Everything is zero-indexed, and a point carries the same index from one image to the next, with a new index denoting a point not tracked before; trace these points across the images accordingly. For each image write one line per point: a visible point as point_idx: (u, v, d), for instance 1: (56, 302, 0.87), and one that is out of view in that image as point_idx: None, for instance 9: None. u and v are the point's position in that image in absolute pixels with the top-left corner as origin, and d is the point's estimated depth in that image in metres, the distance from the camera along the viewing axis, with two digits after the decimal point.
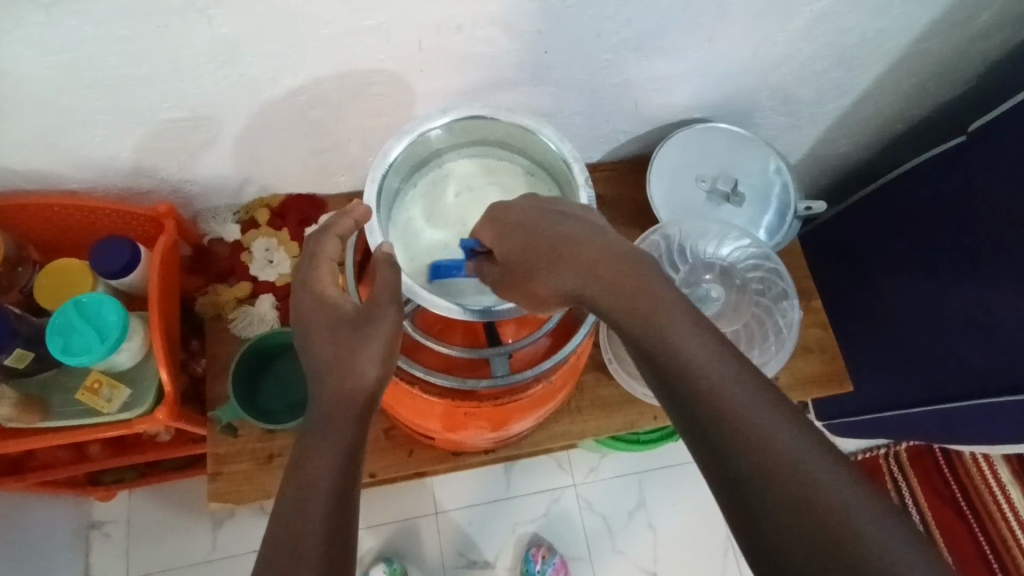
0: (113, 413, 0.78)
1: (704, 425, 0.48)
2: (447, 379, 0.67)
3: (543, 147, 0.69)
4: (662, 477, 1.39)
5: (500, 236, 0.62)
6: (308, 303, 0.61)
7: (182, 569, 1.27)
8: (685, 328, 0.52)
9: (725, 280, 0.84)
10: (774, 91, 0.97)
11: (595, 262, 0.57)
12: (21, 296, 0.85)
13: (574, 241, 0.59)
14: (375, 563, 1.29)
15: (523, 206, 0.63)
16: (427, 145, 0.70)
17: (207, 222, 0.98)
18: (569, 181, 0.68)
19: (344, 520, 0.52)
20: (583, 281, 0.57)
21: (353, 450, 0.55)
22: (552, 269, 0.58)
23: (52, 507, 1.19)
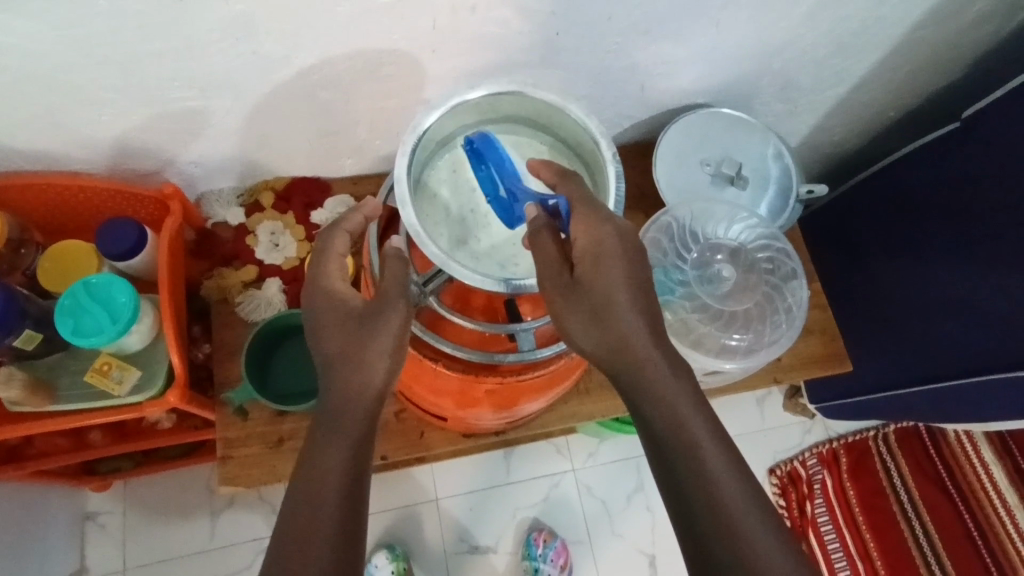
0: (123, 396, 0.76)
1: (695, 520, 0.54)
2: (472, 354, 0.67)
3: (569, 124, 0.65)
4: None
5: (597, 265, 0.54)
6: (318, 298, 0.60)
7: (181, 559, 1.26)
8: (707, 433, 0.55)
9: (735, 260, 0.86)
10: (774, 76, 0.99)
11: (642, 353, 0.55)
12: (25, 279, 0.83)
13: (636, 323, 0.55)
14: (376, 550, 1.29)
15: (622, 249, 0.55)
16: (449, 125, 0.66)
17: (211, 205, 0.96)
18: (596, 160, 0.64)
19: (354, 517, 0.56)
20: (623, 361, 0.55)
21: (362, 440, 0.58)
22: (609, 333, 0.55)
23: (46, 497, 1.17)
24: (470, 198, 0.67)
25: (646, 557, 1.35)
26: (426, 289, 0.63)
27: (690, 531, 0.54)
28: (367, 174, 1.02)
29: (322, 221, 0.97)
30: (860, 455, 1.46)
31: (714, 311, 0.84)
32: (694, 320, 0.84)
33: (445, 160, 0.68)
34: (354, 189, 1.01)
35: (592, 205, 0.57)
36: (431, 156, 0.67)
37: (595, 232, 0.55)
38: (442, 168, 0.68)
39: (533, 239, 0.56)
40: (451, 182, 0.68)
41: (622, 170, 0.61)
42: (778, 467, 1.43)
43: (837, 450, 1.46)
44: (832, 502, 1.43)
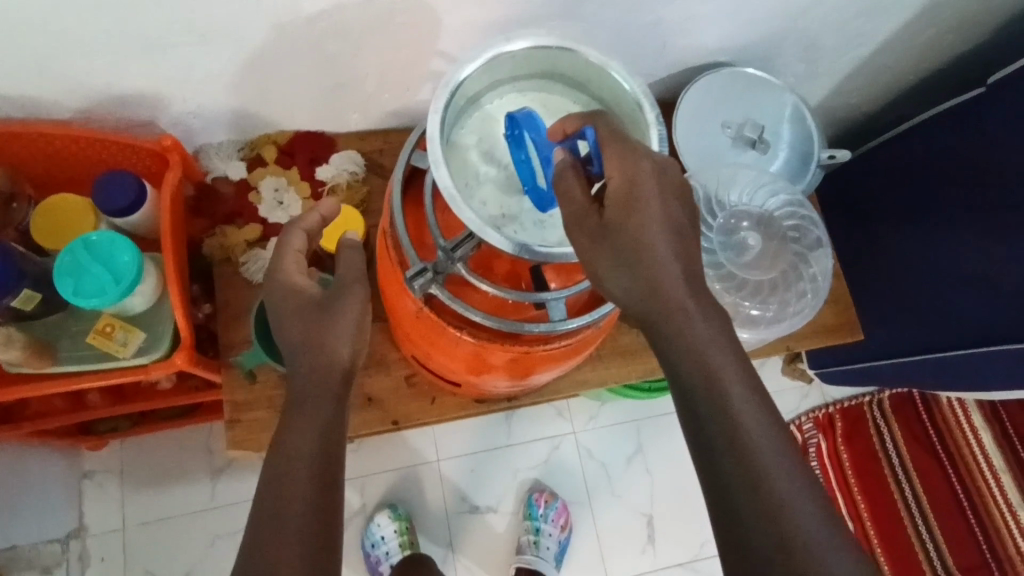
0: (128, 357, 0.74)
1: (725, 477, 0.52)
2: (502, 324, 0.65)
3: (610, 85, 0.61)
4: (660, 424, 1.42)
5: (630, 208, 0.52)
6: (277, 291, 0.64)
7: (181, 518, 1.25)
8: (741, 384, 0.53)
9: (762, 228, 0.84)
10: (799, 35, 0.95)
11: (679, 303, 0.53)
12: (18, 234, 0.78)
13: (670, 268, 0.53)
14: (378, 509, 1.30)
15: (654, 190, 0.53)
16: (480, 82, 0.61)
17: (210, 158, 0.91)
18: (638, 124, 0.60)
19: (329, 498, 0.56)
20: (656, 310, 0.53)
21: (331, 420, 0.59)
22: (641, 280, 0.53)
23: (42, 457, 1.15)
24: (502, 160, 0.61)
25: (644, 517, 1.37)
26: (454, 255, 0.59)
27: (716, 482, 0.53)
28: (373, 130, 0.98)
29: (328, 178, 0.94)
30: (853, 421, 1.48)
31: (739, 280, 0.83)
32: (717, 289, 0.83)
33: (474, 118, 0.63)
34: (360, 145, 0.97)
35: (625, 143, 0.54)
36: (459, 113, 0.61)
37: (625, 171, 0.52)
38: (470, 127, 0.62)
39: (559, 180, 0.53)
40: (480, 142, 0.62)
41: (666, 136, 0.57)
42: None
43: (833, 416, 1.47)
44: (826, 465, 1.45)
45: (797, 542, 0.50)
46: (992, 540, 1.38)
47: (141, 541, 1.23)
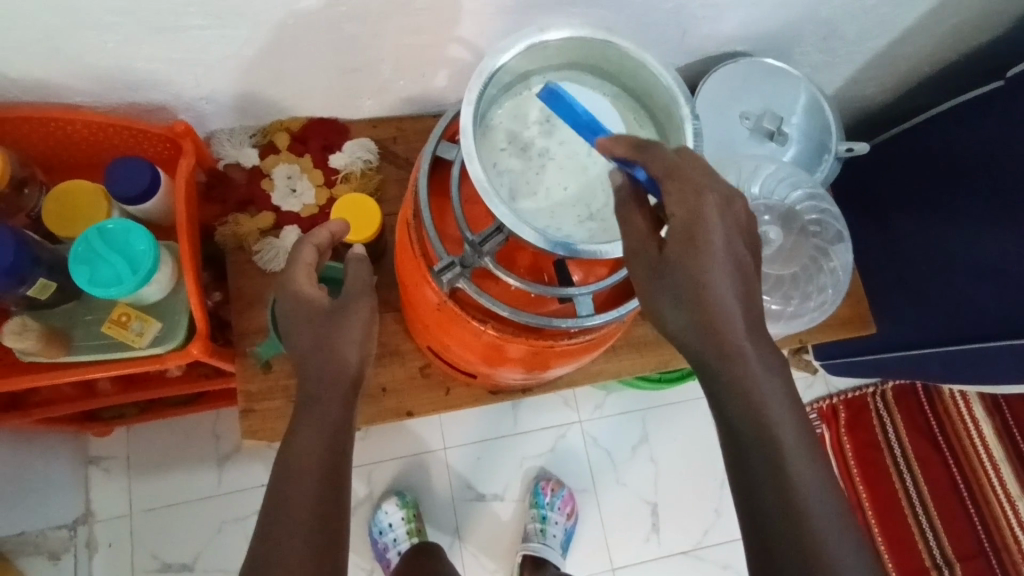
0: (144, 347, 0.73)
1: (759, 493, 0.54)
2: (530, 318, 0.64)
3: (643, 78, 0.60)
4: (665, 413, 1.42)
5: (690, 246, 0.52)
6: (290, 303, 0.64)
7: (187, 504, 1.25)
8: (785, 413, 0.55)
9: (783, 223, 0.86)
10: (819, 24, 0.94)
11: (729, 330, 0.54)
12: (29, 221, 0.77)
13: (727, 305, 0.53)
14: (385, 497, 1.30)
15: (718, 228, 0.52)
16: (511, 73, 0.60)
17: (222, 145, 0.90)
18: (673, 118, 0.59)
19: (336, 499, 0.57)
20: (709, 343, 0.54)
21: (338, 423, 0.60)
22: (699, 315, 0.53)
23: (48, 443, 1.14)
24: (536, 147, 0.60)
25: (648, 506, 1.37)
26: (482, 249, 0.58)
27: (755, 516, 0.54)
28: (386, 117, 0.96)
29: (341, 166, 0.93)
30: (857, 411, 1.49)
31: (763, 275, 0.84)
32: None
33: (504, 107, 0.61)
34: (373, 132, 0.95)
35: (686, 173, 0.52)
36: (490, 102, 0.60)
37: (688, 209, 0.52)
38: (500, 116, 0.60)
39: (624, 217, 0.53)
40: (510, 131, 0.60)
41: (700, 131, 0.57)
42: None
43: (836, 406, 1.48)
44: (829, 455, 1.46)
45: (825, 558, 0.52)
46: (990, 530, 1.38)
47: (148, 527, 1.23)
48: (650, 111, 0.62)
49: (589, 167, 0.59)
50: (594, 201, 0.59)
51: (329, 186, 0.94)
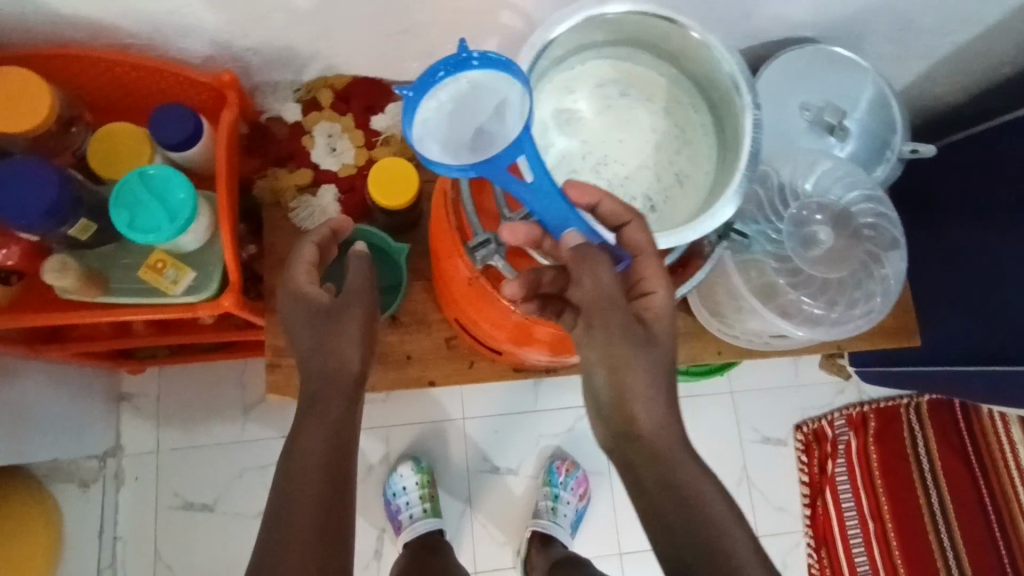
0: (177, 295, 0.74)
1: (685, 551, 0.52)
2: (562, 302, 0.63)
3: (706, 62, 0.56)
4: (688, 405, 1.39)
5: (647, 336, 0.55)
6: (290, 297, 0.65)
7: (212, 448, 1.28)
8: (694, 467, 0.55)
9: (838, 222, 0.75)
10: (895, 14, 0.88)
11: (639, 391, 0.54)
12: (74, 160, 0.78)
13: (645, 381, 0.54)
14: (401, 460, 1.32)
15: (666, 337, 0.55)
16: (565, 46, 0.56)
17: (266, 97, 0.90)
18: (733, 108, 0.55)
19: (340, 489, 0.58)
20: (621, 395, 0.55)
21: (338, 426, 0.61)
22: (632, 381, 0.54)
23: (85, 376, 1.18)
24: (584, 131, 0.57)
25: None
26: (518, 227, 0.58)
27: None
28: None
29: (383, 127, 0.92)
30: (888, 421, 1.41)
31: (803, 276, 0.74)
32: (769, 267, 0.75)
33: (554, 83, 0.58)
34: None
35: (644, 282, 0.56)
36: (541, 75, 0.56)
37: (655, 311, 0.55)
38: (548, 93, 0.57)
39: (591, 265, 0.53)
40: (557, 112, 0.57)
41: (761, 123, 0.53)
42: (804, 425, 1.39)
43: (868, 415, 1.41)
44: (853, 462, 1.40)
45: None
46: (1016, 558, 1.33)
47: (174, 465, 1.27)
48: (708, 96, 0.59)
49: (635, 157, 0.57)
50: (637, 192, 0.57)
51: (369, 148, 0.93)
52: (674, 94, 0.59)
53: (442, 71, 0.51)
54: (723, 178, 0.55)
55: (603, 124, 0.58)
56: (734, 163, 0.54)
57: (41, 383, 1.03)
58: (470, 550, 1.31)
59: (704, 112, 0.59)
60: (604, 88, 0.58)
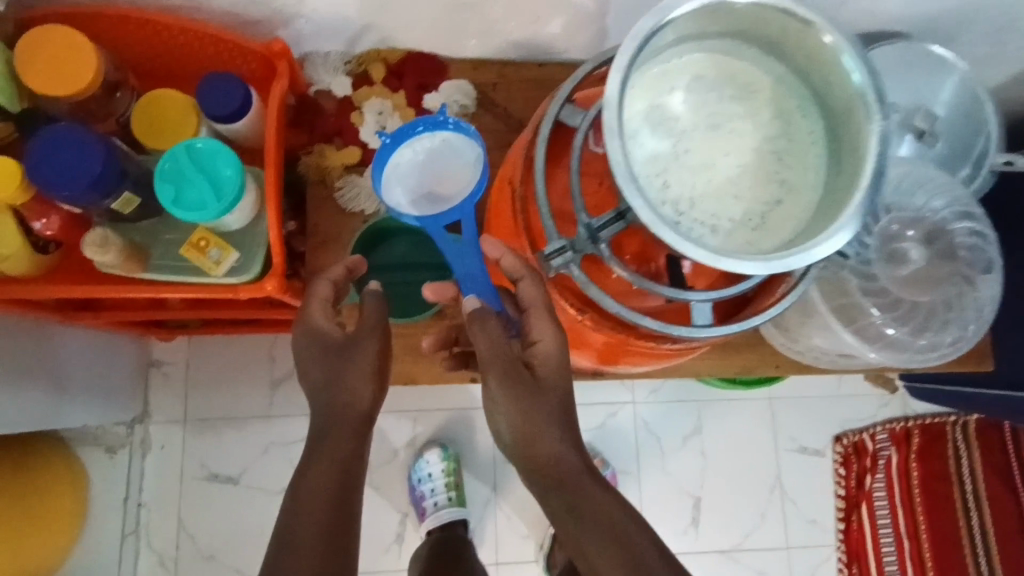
0: (219, 276, 0.70)
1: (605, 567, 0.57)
2: (640, 319, 0.57)
3: (828, 64, 0.49)
4: (724, 408, 1.34)
5: (534, 382, 0.60)
6: (302, 334, 0.66)
7: (238, 420, 1.27)
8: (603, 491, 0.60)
9: (929, 241, 0.71)
10: (1001, 12, 0.80)
11: (536, 430, 0.59)
12: (117, 127, 0.73)
13: (541, 424, 0.59)
14: (428, 446, 1.29)
15: (554, 385, 0.60)
16: (668, 36, 0.50)
17: (315, 68, 0.85)
18: (855, 119, 0.48)
19: (343, 508, 0.61)
20: (523, 437, 0.60)
21: (347, 459, 0.63)
22: (528, 427, 0.59)
23: (116, 342, 1.16)
24: (678, 133, 0.51)
25: (691, 499, 1.31)
26: (598, 236, 0.52)
27: None
28: (489, 60, 0.89)
29: (435, 108, 0.87)
30: (931, 439, 1.35)
31: (892, 297, 0.70)
32: (852, 284, 0.71)
33: (648, 76, 0.52)
34: (473, 75, 0.88)
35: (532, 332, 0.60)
36: (637, 66, 0.50)
37: (542, 364, 0.60)
38: (642, 86, 0.51)
39: (480, 324, 0.59)
40: (650, 108, 0.51)
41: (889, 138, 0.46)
42: (844, 437, 1.34)
43: (911, 431, 1.35)
44: (892, 480, 1.35)
45: None
46: None
47: (200, 435, 1.26)
48: (821, 101, 0.52)
49: (732, 164, 0.51)
50: (733, 203, 0.51)
51: None
52: (781, 95, 0.53)
53: (420, 127, 0.73)
54: (838, 196, 0.48)
55: (700, 125, 0.52)
56: (853, 181, 0.47)
57: (71, 349, 1.01)
58: (492, 541, 1.29)
59: (814, 118, 0.52)
60: (704, 86, 0.52)
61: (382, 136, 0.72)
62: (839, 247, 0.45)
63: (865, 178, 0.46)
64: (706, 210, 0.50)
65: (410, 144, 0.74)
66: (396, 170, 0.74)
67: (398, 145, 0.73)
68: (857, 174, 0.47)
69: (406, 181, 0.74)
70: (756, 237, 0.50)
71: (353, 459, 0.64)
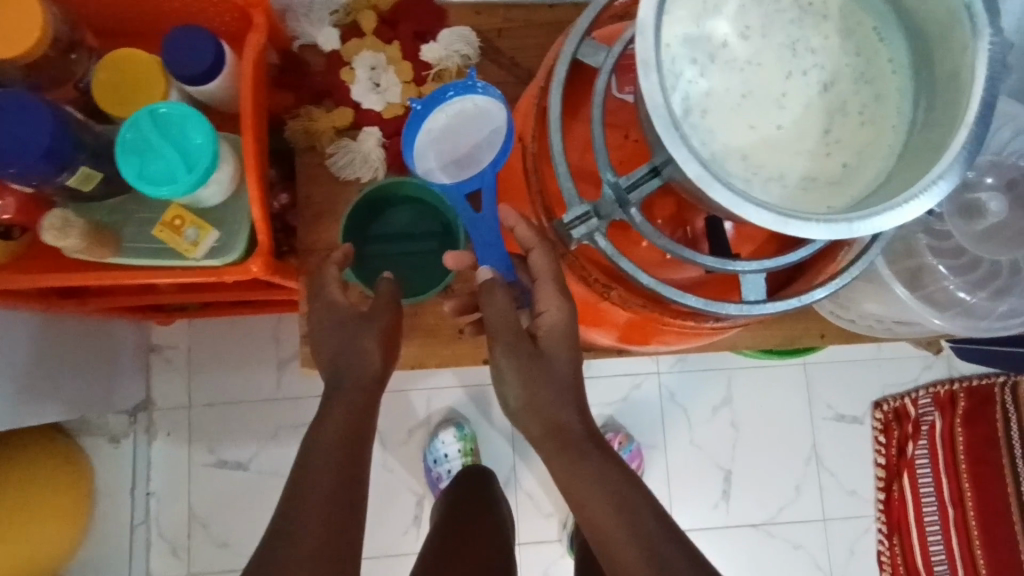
0: (198, 258, 0.63)
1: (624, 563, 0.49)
2: (683, 297, 0.47)
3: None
4: (754, 376, 1.26)
5: (539, 353, 0.53)
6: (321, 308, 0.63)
7: (247, 405, 1.21)
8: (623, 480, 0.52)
9: (1010, 192, 0.66)
10: None
11: (544, 403, 0.53)
12: (77, 94, 0.65)
13: (551, 394, 0.53)
14: (444, 422, 1.23)
15: (561, 357, 0.53)
16: None
17: (298, 20, 0.76)
18: (955, 41, 0.40)
19: (347, 506, 0.52)
20: (531, 409, 0.53)
21: (343, 450, 0.55)
22: (535, 401, 0.53)
23: (115, 328, 1.10)
24: (727, 64, 0.42)
25: (722, 472, 1.24)
26: (627, 198, 0.43)
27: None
28: (492, 3, 0.79)
29: (434, 60, 0.77)
30: (979, 402, 1.25)
31: (967, 257, 0.66)
32: (922, 244, 0.66)
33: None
34: (476, 20, 0.79)
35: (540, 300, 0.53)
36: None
37: (549, 335, 0.53)
38: (681, 8, 0.42)
39: (488, 295, 0.54)
40: (691, 35, 0.42)
41: (999, 64, 0.38)
42: (885, 403, 1.25)
43: (957, 394, 1.25)
44: (936, 447, 1.26)
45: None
46: None
47: (208, 420, 1.21)
48: (905, 18, 0.43)
49: (798, 99, 0.42)
50: (799, 147, 0.42)
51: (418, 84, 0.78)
52: (855, 11, 0.43)
53: (451, 92, 0.62)
54: (933, 136, 0.40)
55: (754, 51, 0.43)
56: (955, 118, 0.39)
57: (68, 339, 0.95)
58: (514, 521, 1.23)
59: (896, 40, 0.43)
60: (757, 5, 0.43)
61: (413, 104, 0.62)
62: (939, 200, 0.38)
63: (970, 114, 0.38)
64: (766, 159, 0.42)
65: (443, 109, 0.63)
66: (429, 136, 0.64)
67: (429, 111, 0.63)
68: (960, 109, 0.39)
69: (440, 147, 0.65)
70: (828, 188, 0.41)
71: (360, 458, 0.55)
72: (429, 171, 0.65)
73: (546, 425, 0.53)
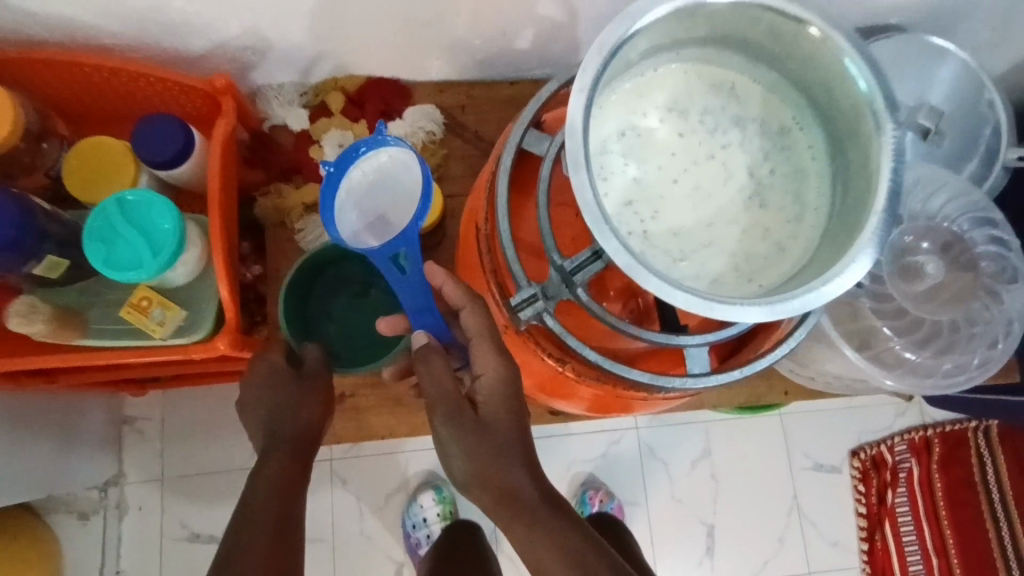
0: (165, 337, 0.63)
1: None
2: (628, 373, 0.50)
3: (832, 73, 0.44)
4: (749, 433, 1.14)
5: (479, 421, 0.54)
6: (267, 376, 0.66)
7: (216, 476, 1.07)
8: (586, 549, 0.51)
9: (945, 254, 0.70)
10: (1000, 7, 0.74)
11: (499, 473, 0.52)
12: (47, 180, 0.67)
13: (502, 464, 0.52)
14: (420, 490, 1.02)
15: (506, 423, 0.54)
16: (638, 48, 0.45)
17: (268, 103, 0.79)
18: (863, 132, 0.43)
19: None
20: (483, 479, 0.53)
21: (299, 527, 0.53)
22: (495, 473, 0.52)
23: (85, 406, 0.99)
24: (658, 158, 0.47)
25: (703, 526, 1.12)
26: (572, 279, 0.46)
27: None
28: (456, 79, 0.83)
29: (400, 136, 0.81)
30: (952, 448, 1.14)
31: (910, 318, 0.69)
32: (866, 308, 0.70)
33: (620, 93, 0.48)
34: (440, 98, 0.83)
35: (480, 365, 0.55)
36: (604, 85, 0.46)
37: (490, 402, 0.54)
38: (613, 109, 0.47)
39: (425, 364, 0.56)
40: (624, 133, 0.47)
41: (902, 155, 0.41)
42: (862, 450, 1.13)
43: (932, 439, 1.13)
44: (916, 495, 1.14)
45: None
46: None
47: (180, 494, 1.07)
48: (819, 111, 0.48)
49: (727, 188, 0.47)
50: (729, 231, 0.46)
51: None
52: (775, 105, 0.49)
53: (362, 148, 0.66)
54: (848, 221, 0.43)
55: (682, 145, 0.47)
56: (864, 205, 0.42)
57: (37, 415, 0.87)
58: None
59: (814, 130, 0.49)
60: (684, 106, 0.48)
61: (325, 166, 0.65)
62: (859, 275, 0.40)
63: (878, 202, 0.41)
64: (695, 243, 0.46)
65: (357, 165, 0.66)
66: (348, 197, 0.66)
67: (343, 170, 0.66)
68: (869, 194, 0.42)
69: (361, 205, 0.67)
70: (755, 270, 0.45)
71: None
72: (354, 232, 0.66)
73: (503, 499, 0.53)
